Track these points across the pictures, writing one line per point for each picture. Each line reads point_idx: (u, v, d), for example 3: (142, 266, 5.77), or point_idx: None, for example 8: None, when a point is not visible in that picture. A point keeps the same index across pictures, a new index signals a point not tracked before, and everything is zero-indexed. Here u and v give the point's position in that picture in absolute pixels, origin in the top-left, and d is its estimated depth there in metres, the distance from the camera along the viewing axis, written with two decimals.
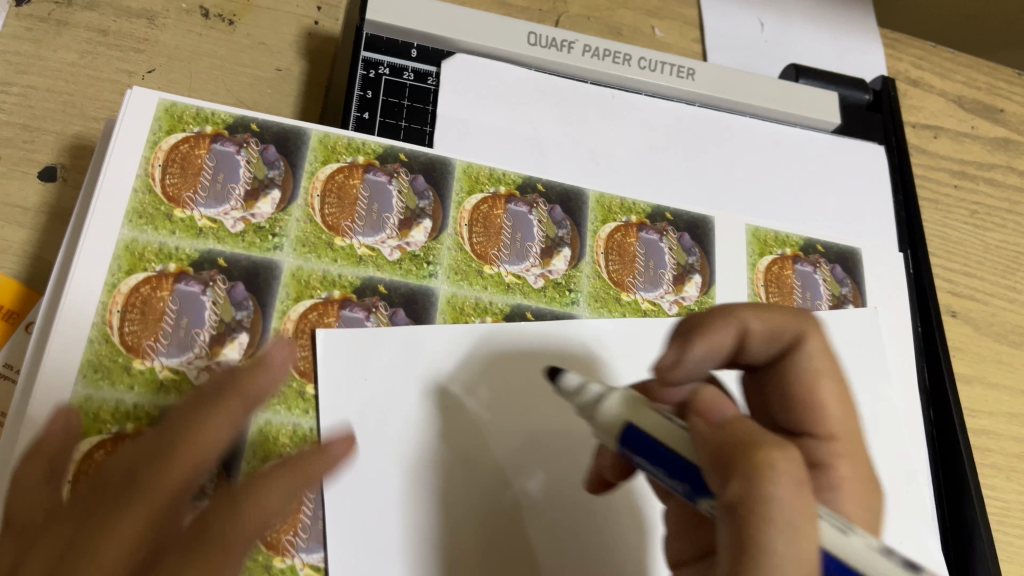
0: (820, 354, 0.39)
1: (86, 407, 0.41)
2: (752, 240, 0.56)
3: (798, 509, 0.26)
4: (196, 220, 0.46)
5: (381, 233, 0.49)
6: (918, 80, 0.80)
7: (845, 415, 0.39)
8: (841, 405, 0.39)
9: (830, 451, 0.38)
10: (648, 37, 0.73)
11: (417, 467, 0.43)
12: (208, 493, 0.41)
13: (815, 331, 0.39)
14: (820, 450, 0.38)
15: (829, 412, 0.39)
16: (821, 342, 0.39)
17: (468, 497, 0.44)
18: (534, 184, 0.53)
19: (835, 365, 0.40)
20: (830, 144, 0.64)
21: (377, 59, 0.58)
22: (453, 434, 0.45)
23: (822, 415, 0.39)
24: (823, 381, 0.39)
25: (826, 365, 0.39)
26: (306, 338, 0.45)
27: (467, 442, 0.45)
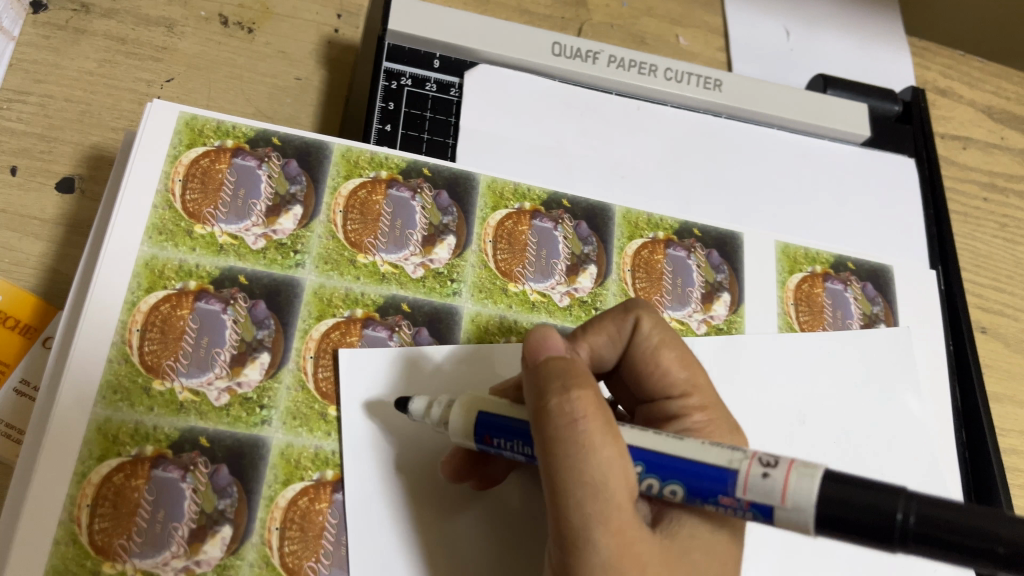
0: (657, 331, 0.41)
1: (105, 428, 0.40)
2: (782, 257, 0.55)
3: (598, 430, 0.32)
4: (217, 237, 0.46)
5: (405, 250, 0.48)
6: (946, 89, 0.78)
7: (692, 372, 0.40)
8: (689, 365, 0.41)
9: (683, 406, 0.39)
10: (673, 46, 0.72)
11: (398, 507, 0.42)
12: (228, 517, 0.40)
13: (644, 310, 0.41)
14: (672, 406, 0.40)
15: (672, 373, 0.40)
16: (654, 319, 0.41)
17: (454, 536, 0.42)
18: (560, 200, 0.52)
19: (670, 333, 0.41)
20: (858, 158, 0.63)
21: (399, 70, 0.57)
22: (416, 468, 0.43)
23: (672, 378, 0.40)
24: (665, 353, 0.40)
25: (668, 337, 0.41)
26: (327, 358, 0.44)
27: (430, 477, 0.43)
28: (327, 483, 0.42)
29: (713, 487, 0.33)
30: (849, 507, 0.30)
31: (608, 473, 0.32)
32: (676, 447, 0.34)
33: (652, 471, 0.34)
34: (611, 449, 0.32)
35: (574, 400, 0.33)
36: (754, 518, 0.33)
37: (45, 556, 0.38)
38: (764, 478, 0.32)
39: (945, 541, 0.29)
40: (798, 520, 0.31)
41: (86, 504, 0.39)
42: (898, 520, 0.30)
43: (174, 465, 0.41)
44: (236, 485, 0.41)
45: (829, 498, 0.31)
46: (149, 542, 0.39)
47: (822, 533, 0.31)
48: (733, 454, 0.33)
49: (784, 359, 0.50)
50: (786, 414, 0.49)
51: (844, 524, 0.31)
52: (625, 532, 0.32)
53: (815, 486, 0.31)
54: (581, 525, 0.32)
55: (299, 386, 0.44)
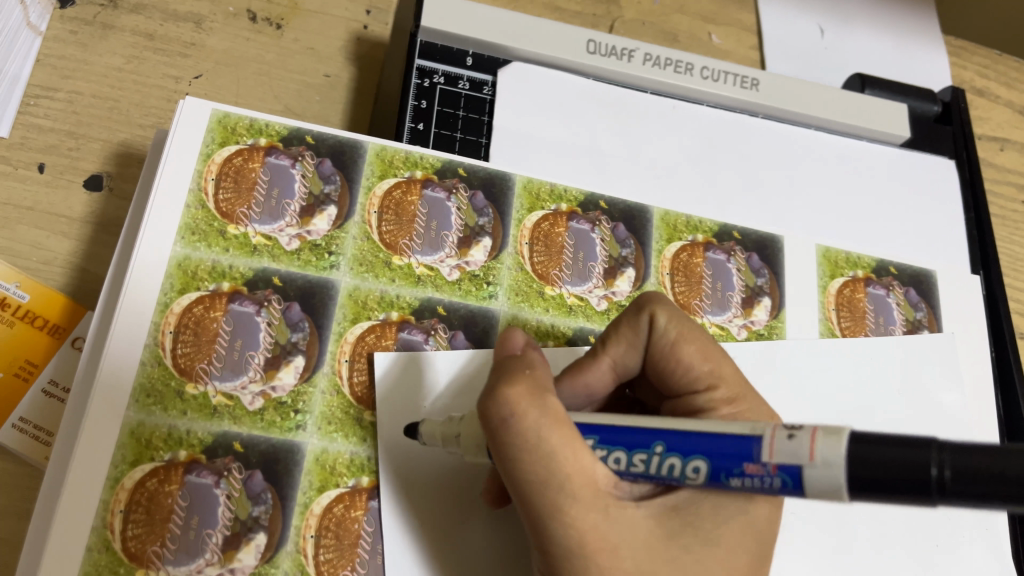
0: (673, 324, 0.39)
1: (138, 433, 0.40)
2: (823, 261, 0.54)
3: (529, 428, 0.32)
4: (250, 237, 0.45)
5: (440, 252, 0.47)
6: (983, 90, 0.75)
7: (715, 363, 0.39)
8: (712, 356, 0.39)
9: (709, 400, 0.38)
10: (705, 44, 0.70)
11: (411, 530, 0.40)
12: (263, 525, 0.40)
13: (658, 305, 0.39)
14: (699, 401, 0.38)
15: (694, 368, 0.38)
16: (670, 312, 0.39)
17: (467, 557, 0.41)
18: (597, 201, 0.51)
19: (691, 324, 0.40)
20: (897, 158, 0.62)
21: (431, 67, 0.56)
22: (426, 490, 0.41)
23: (694, 372, 0.38)
24: (686, 348, 0.39)
25: (687, 330, 0.39)
26: (363, 362, 0.44)
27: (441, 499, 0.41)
28: (362, 490, 0.41)
29: (736, 459, 0.30)
30: (879, 464, 0.27)
31: (547, 469, 0.32)
32: (695, 423, 0.32)
33: (671, 448, 0.32)
34: (546, 445, 0.32)
35: (503, 401, 0.33)
36: (784, 487, 0.29)
37: (78, 562, 0.37)
38: (789, 441, 0.29)
39: (991, 490, 0.25)
40: (830, 481, 0.28)
41: (119, 510, 0.38)
42: (935, 473, 0.26)
43: (207, 470, 0.40)
44: (270, 491, 0.40)
45: (860, 456, 0.28)
46: (182, 548, 0.38)
47: (860, 495, 0.28)
48: (758, 424, 0.31)
49: (825, 365, 0.49)
50: (828, 417, 0.48)
51: (882, 485, 0.27)
52: (580, 519, 0.32)
53: (844, 445, 0.28)
54: (536, 518, 0.33)
55: (334, 391, 0.43)
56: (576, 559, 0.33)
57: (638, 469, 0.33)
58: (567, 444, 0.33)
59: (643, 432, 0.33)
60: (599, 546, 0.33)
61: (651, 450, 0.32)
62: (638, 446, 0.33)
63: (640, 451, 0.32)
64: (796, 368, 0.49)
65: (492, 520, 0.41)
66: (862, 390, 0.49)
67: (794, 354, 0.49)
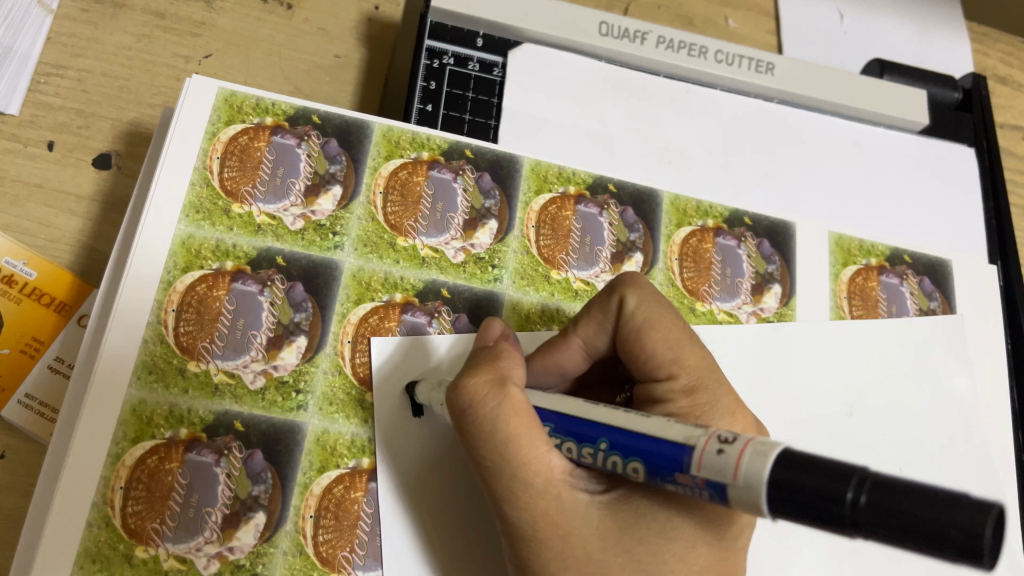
0: (642, 308, 0.38)
1: (139, 410, 0.40)
2: (835, 248, 0.53)
3: (485, 417, 0.34)
4: (254, 216, 0.44)
5: (446, 234, 0.47)
6: (1006, 78, 0.73)
7: (680, 352, 0.37)
8: (677, 345, 0.37)
9: (667, 390, 0.37)
10: (721, 28, 0.69)
11: (421, 535, 0.40)
12: (262, 504, 0.40)
13: (629, 288, 0.39)
14: (659, 389, 0.37)
15: (656, 355, 0.37)
16: (640, 296, 0.39)
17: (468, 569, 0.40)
18: (606, 184, 0.51)
19: (662, 309, 0.39)
20: (914, 146, 0.61)
21: (441, 48, 0.56)
22: (437, 497, 0.41)
23: (656, 359, 0.37)
24: (651, 333, 0.38)
25: (655, 315, 0.38)
26: (365, 343, 0.43)
27: (449, 507, 0.40)
28: (362, 471, 0.41)
29: (670, 467, 0.29)
30: (797, 487, 0.25)
31: (501, 457, 0.33)
32: (639, 423, 0.30)
33: (613, 447, 0.31)
34: (500, 434, 0.33)
35: (462, 393, 0.34)
36: (712, 497, 0.28)
37: (78, 538, 0.37)
38: (719, 455, 0.27)
39: (900, 526, 0.22)
40: (751, 501, 0.26)
41: (120, 486, 0.38)
42: (849, 499, 0.24)
43: (208, 449, 0.40)
44: (270, 470, 0.40)
45: (783, 476, 0.25)
46: (182, 526, 0.38)
47: (778, 518, 0.26)
48: (696, 432, 0.29)
49: (834, 351, 0.48)
50: (833, 404, 0.47)
51: (795, 507, 0.25)
52: (534, 505, 0.33)
53: (769, 464, 0.26)
54: (495, 503, 0.34)
55: (336, 371, 0.42)
56: (531, 541, 0.34)
57: (588, 460, 0.32)
58: (522, 432, 0.33)
59: (591, 426, 0.32)
60: (552, 533, 0.33)
61: (596, 445, 0.32)
62: (586, 439, 0.32)
63: (587, 445, 0.32)
64: (801, 353, 0.48)
65: (491, 525, 0.41)
66: (871, 383, 0.48)
67: (802, 344, 0.48)
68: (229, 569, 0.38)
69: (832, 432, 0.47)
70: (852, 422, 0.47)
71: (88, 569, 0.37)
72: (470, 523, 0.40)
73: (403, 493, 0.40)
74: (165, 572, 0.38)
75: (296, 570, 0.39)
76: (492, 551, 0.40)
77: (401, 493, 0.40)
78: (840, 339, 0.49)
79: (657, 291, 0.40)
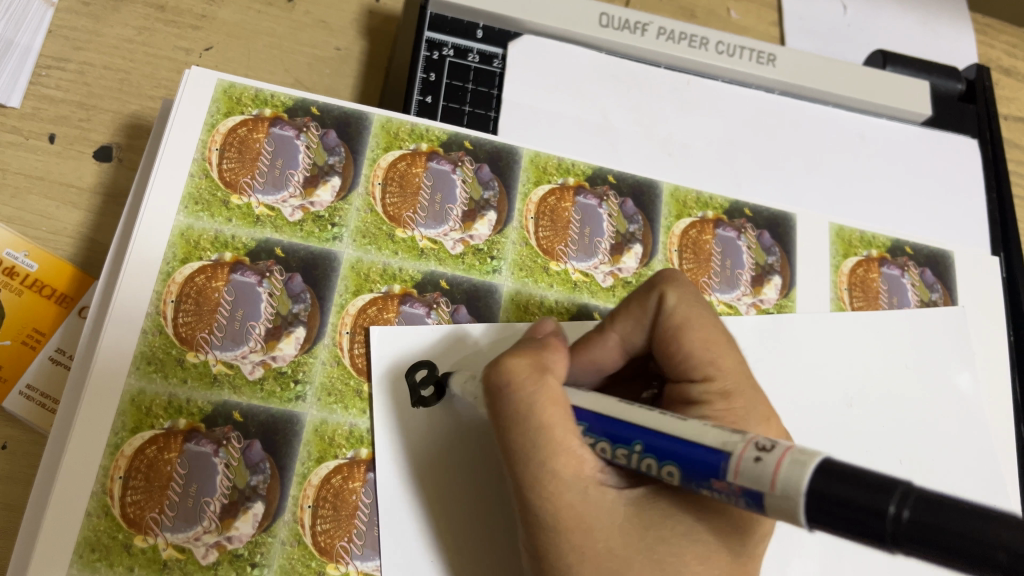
0: (682, 306, 0.38)
1: (138, 400, 0.40)
2: (836, 240, 0.53)
3: (522, 399, 0.34)
4: (253, 207, 0.45)
5: (444, 225, 0.47)
6: (1010, 69, 0.72)
7: (717, 353, 0.37)
8: (714, 346, 0.37)
9: (704, 391, 0.36)
10: (723, 20, 0.69)
11: (433, 532, 0.40)
12: (260, 494, 0.40)
13: (669, 285, 0.39)
14: (693, 390, 0.37)
15: (693, 355, 0.37)
16: (680, 294, 0.38)
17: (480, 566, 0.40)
18: (605, 175, 0.51)
19: (701, 309, 0.38)
20: (917, 137, 0.61)
21: (441, 40, 0.56)
22: (452, 494, 0.40)
23: (693, 359, 0.37)
24: (689, 332, 0.38)
25: (694, 315, 0.38)
26: (363, 334, 0.43)
27: (463, 504, 0.40)
28: (361, 461, 0.41)
29: (703, 472, 0.28)
30: (839, 499, 0.24)
31: (530, 441, 0.34)
32: (673, 426, 0.30)
33: (647, 449, 0.31)
34: (534, 419, 0.34)
35: (502, 371, 0.35)
36: (748, 505, 0.27)
37: (77, 527, 0.37)
38: (755, 464, 0.26)
39: (945, 544, 0.22)
40: (790, 512, 0.25)
41: (119, 476, 0.38)
42: (891, 514, 0.23)
43: (207, 439, 0.40)
44: (268, 460, 0.40)
45: (822, 488, 0.24)
46: (180, 515, 0.38)
47: (815, 529, 0.25)
48: (733, 438, 0.28)
49: (833, 343, 0.48)
50: (832, 395, 0.47)
51: (835, 521, 0.24)
52: (559, 495, 0.33)
53: (810, 474, 0.25)
54: (518, 490, 0.34)
55: (334, 362, 0.42)
56: (551, 532, 0.33)
57: (621, 461, 0.32)
58: (556, 423, 0.34)
59: (627, 427, 0.32)
60: (573, 525, 0.33)
61: (631, 447, 0.32)
62: (621, 441, 0.32)
63: (621, 446, 0.32)
64: (800, 345, 0.48)
65: (501, 524, 0.40)
66: (870, 377, 0.48)
67: (801, 335, 0.48)
68: (228, 558, 0.38)
69: (832, 424, 0.47)
70: (852, 413, 0.47)
71: (86, 558, 0.37)
72: (487, 520, 0.40)
73: (418, 490, 0.40)
74: (164, 561, 0.38)
75: (293, 560, 0.39)
76: (498, 551, 0.40)
77: (416, 487, 0.40)
78: (839, 330, 0.49)
79: (696, 291, 0.40)
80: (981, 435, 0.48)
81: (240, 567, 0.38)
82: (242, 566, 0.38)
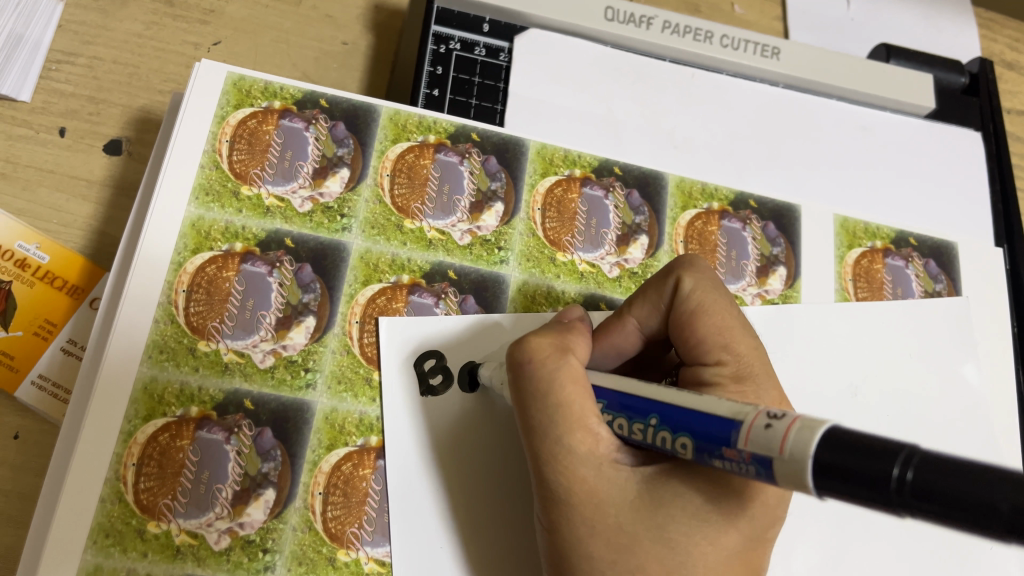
0: (697, 291, 0.39)
1: (150, 388, 0.40)
2: (841, 231, 0.53)
3: (542, 376, 0.35)
4: (263, 198, 0.45)
5: (452, 216, 0.47)
6: (1014, 63, 0.73)
7: (731, 338, 0.37)
8: (729, 331, 0.38)
9: (715, 373, 0.36)
10: (727, 14, 0.69)
11: (451, 531, 0.40)
12: (272, 481, 0.40)
13: (685, 271, 0.39)
14: (705, 372, 0.37)
15: (706, 339, 0.37)
16: (697, 279, 0.39)
17: (494, 558, 0.40)
18: (611, 167, 0.51)
19: (717, 294, 0.39)
20: (920, 130, 0.61)
21: (448, 34, 0.56)
22: (471, 491, 0.41)
23: (707, 343, 0.37)
24: (704, 317, 0.38)
25: (710, 300, 0.38)
26: (373, 324, 0.44)
27: (474, 492, 0.41)
28: (371, 449, 0.41)
29: (716, 440, 0.28)
30: (840, 465, 0.23)
31: (549, 417, 0.34)
32: (690, 400, 0.30)
33: (662, 422, 0.31)
34: (554, 395, 0.34)
35: (526, 348, 0.36)
36: (759, 475, 0.27)
37: (91, 514, 0.38)
38: (766, 430, 0.26)
39: (946, 508, 0.21)
40: (796, 476, 0.25)
41: (132, 463, 0.39)
42: (894, 476, 0.22)
43: (218, 427, 0.40)
44: (280, 448, 0.41)
45: (825, 451, 0.24)
46: (193, 502, 0.39)
47: (825, 496, 0.24)
48: (745, 408, 0.28)
49: (838, 332, 0.49)
50: (839, 385, 0.48)
51: (841, 487, 0.23)
52: (572, 470, 0.34)
53: (817, 440, 0.24)
54: (533, 463, 0.35)
55: (344, 351, 0.43)
56: (562, 505, 0.34)
57: (637, 437, 0.33)
58: (576, 402, 0.34)
59: (644, 403, 0.33)
60: (584, 498, 0.34)
61: (647, 420, 0.32)
62: (638, 415, 0.33)
63: (637, 420, 0.33)
64: (805, 333, 0.48)
65: (508, 507, 0.41)
66: (874, 369, 0.48)
67: (806, 325, 0.48)
68: (240, 544, 0.39)
69: (838, 413, 0.47)
70: (857, 402, 0.47)
71: (100, 544, 0.37)
72: (503, 516, 0.41)
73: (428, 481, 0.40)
74: (177, 547, 0.38)
75: (305, 546, 0.39)
76: (505, 537, 0.40)
77: (431, 485, 0.40)
78: (843, 321, 0.49)
79: (714, 277, 0.40)
80: (984, 424, 0.49)
81: (253, 553, 0.39)
82: (254, 552, 0.39)
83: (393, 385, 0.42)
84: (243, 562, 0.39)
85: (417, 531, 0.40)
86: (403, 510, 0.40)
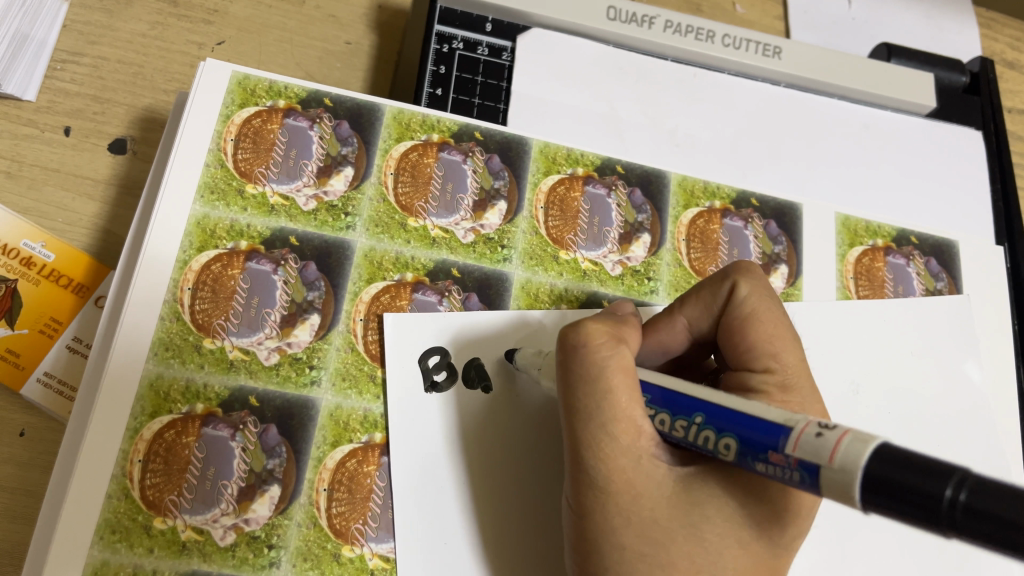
0: (752, 298, 0.39)
1: (156, 385, 0.40)
2: (841, 229, 0.53)
3: (594, 362, 0.34)
4: (269, 197, 0.45)
5: (456, 215, 0.47)
6: (1014, 62, 0.73)
7: (781, 348, 0.38)
8: (779, 340, 0.38)
9: (762, 380, 0.37)
10: (728, 14, 0.69)
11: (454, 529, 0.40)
12: (276, 478, 0.40)
13: (741, 276, 0.39)
14: (752, 378, 0.37)
15: (756, 347, 0.38)
16: (752, 286, 0.39)
17: (493, 555, 0.40)
18: (613, 165, 0.51)
19: (771, 302, 0.39)
20: (919, 129, 0.61)
21: (451, 33, 0.57)
22: (490, 486, 0.41)
23: (757, 351, 0.38)
24: (757, 324, 0.38)
25: (764, 308, 0.38)
26: (376, 321, 0.44)
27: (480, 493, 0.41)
28: (375, 446, 0.42)
29: (763, 444, 0.29)
30: (893, 480, 0.23)
31: (597, 403, 0.34)
32: (738, 402, 0.31)
33: (706, 421, 0.32)
34: (604, 382, 0.34)
35: (581, 332, 0.35)
36: (803, 483, 0.27)
37: (98, 510, 0.38)
38: (816, 438, 0.26)
39: (999, 532, 0.21)
40: (843, 487, 0.25)
41: (138, 459, 0.39)
42: (947, 497, 0.22)
43: (223, 424, 0.41)
44: (284, 445, 0.41)
45: (879, 466, 0.24)
46: (199, 498, 0.39)
47: (871, 510, 0.24)
48: (796, 416, 0.28)
49: (838, 331, 0.49)
50: (841, 383, 0.48)
51: (892, 503, 0.23)
52: (613, 458, 0.34)
53: (868, 453, 0.24)
54: (573, 448, 0.34)
55: (348, 348, 0.43)
56: (598, 492, 0.34)
57: (679, 434, 0.33)
58: (623, 391, 0.34)
59: (689, 401, 0.33)
60: (622, 488, 0.34)
61: (691, 419, 0.33)
62: (683, 412, 0.33)
63: (681, 418, 0.33)
64: (806, 332, 0.48)
65: (509, 508, 0.41)
66: (874, 367, 0.49)
67: (807, 323, 0.49)
68: (245, 540, 0.39)
69: (840, 410, 0.47)
70: (858, 400, 0.48)
71: (107, 540, 0.38)
72: (507, 515, 0.41)
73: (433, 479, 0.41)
74: (183, 542, 0.39)
75: (309, 542, 0.40)
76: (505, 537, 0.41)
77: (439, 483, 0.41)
78: (843, 320, 0.49)
79: (768, 284, 0.40)
80: (985, 421, 0.49)
81: (258, 549, 0.39)
82: (259, 548, 0.39)
83: (397, 384, 0.42)
84: (248, 558, 0.39)
85: (419, 529, 0.40)
86: (406, 507, 0.40)
